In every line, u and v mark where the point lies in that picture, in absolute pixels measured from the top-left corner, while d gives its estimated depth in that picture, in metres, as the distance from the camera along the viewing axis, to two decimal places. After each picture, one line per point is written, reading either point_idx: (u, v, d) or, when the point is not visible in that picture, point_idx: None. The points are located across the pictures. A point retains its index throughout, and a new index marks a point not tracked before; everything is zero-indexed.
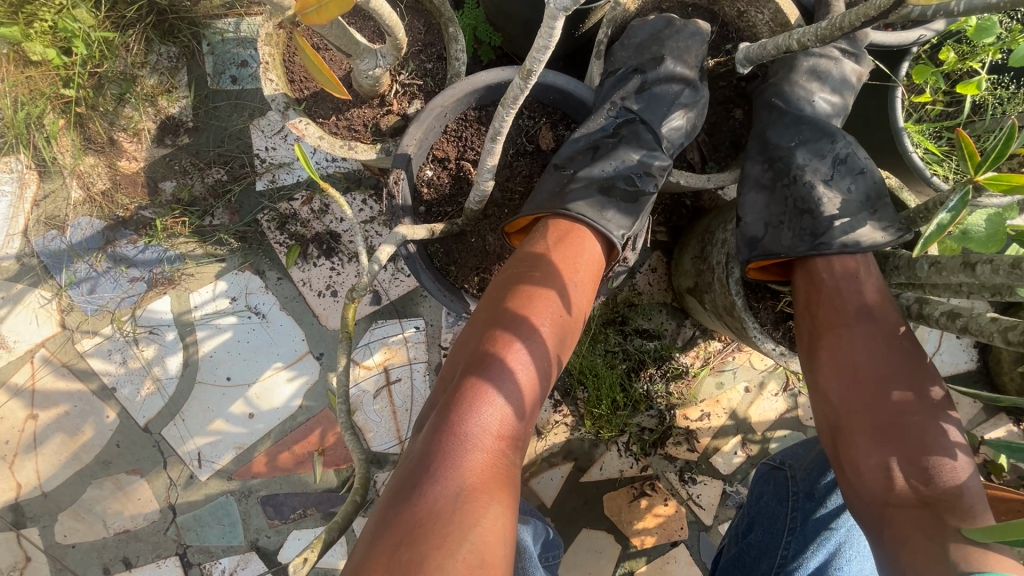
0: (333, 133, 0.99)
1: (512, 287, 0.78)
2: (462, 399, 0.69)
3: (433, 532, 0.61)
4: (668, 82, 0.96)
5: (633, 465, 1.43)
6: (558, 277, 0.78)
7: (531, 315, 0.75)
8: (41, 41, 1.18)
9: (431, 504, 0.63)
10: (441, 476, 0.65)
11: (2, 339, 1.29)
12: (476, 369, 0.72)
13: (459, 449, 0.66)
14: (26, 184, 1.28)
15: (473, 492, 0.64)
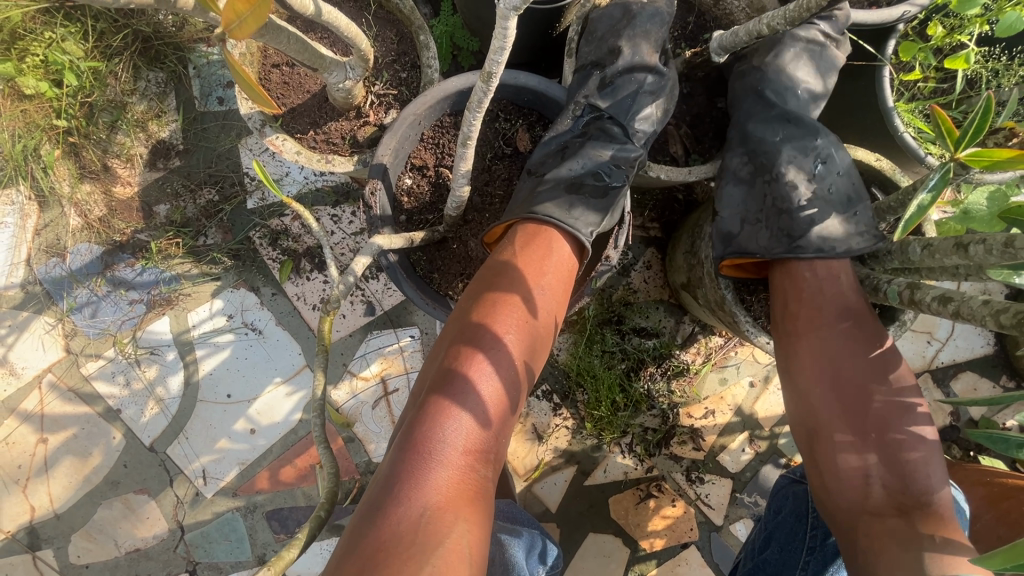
0: (311, 148, 1.00)
1: (478, 297, 0.78)
2: (426, 416, 0.69)
3: (396, 554, 0.60)
4: (631, 74, 0.95)
5: (637, 467, 1.41)
6: (523, 282, 0.77)
7: (495, 326, 0.74)
8: (33, 74, 1.21)
9: (394, 528, 0.62)
10: (406, 496, 0.64)
11: (11, 366, 1.33)
12: (441, 384, 0.71)
13: (424, 467, 0.66)
14: (27, 215, 1.32)
15: (438, 510, 0.63)
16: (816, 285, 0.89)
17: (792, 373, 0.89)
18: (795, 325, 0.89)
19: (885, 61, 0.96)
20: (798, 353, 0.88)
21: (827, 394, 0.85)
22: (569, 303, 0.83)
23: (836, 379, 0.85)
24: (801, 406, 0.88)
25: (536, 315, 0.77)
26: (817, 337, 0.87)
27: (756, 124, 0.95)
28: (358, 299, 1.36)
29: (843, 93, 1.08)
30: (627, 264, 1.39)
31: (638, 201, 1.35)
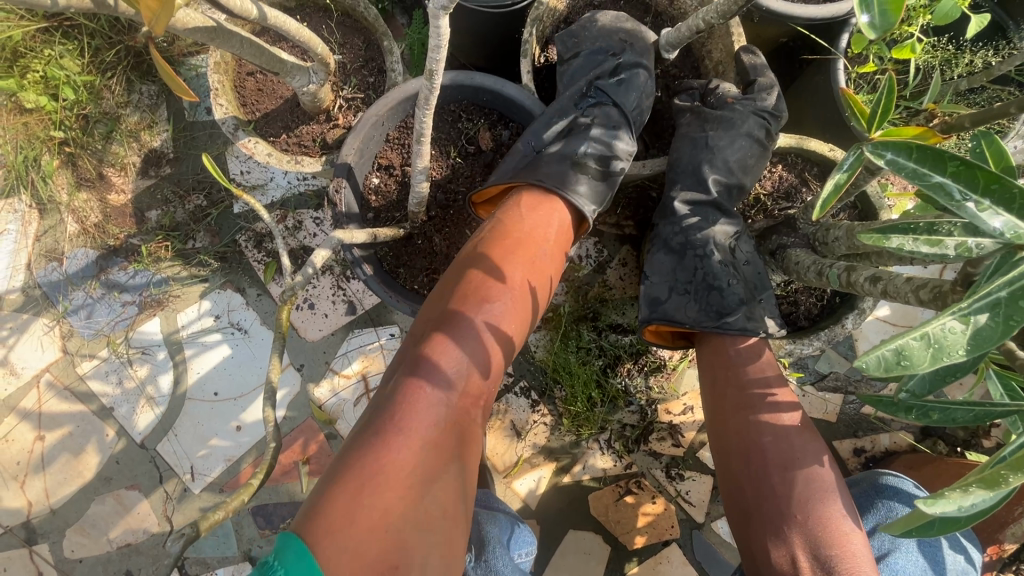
0: (283, 150, 1.05)
1: (485, 252, 0.83)
2: (425, 360, 0.73)
3: (399, 479, 0.65)
4: (636, 70, 1.00)
5: (616, 463, 1.41)
6: (530, 246, 0.84)
7: (494, 283, 0.80)
8: (34, 90, 1.30)
9: (394, 456, 0.66)
10: (406, 428, 0.68)
11: (11, 366, 1.39)
12: (441, 330, 0.76)
13: (427, 401, 0.71)
14: (28, 222, 1.39)
15: (435, 446, 0.69)
16: (751, 401, 0.85)
17: (721, 458, 0.86)
18: (719, 407, 0.87)
19: (839, 55, 0.98)
20: (736, 484, 0.83)
21: (713, 394, 0.89)
22: (560, 270, 0.90)
23: (770, 501, 0.80)
24: (732, 490, 0.84)
25: (537, 279, 0.84)
26: (747, 437, 0.83)
27: (682, 156, 0.97)
28: (340, 299, 1.39)
29: (804, 88, 1.11)
30: (602, 262, 1.41)
31: (612, 199, 1.37)
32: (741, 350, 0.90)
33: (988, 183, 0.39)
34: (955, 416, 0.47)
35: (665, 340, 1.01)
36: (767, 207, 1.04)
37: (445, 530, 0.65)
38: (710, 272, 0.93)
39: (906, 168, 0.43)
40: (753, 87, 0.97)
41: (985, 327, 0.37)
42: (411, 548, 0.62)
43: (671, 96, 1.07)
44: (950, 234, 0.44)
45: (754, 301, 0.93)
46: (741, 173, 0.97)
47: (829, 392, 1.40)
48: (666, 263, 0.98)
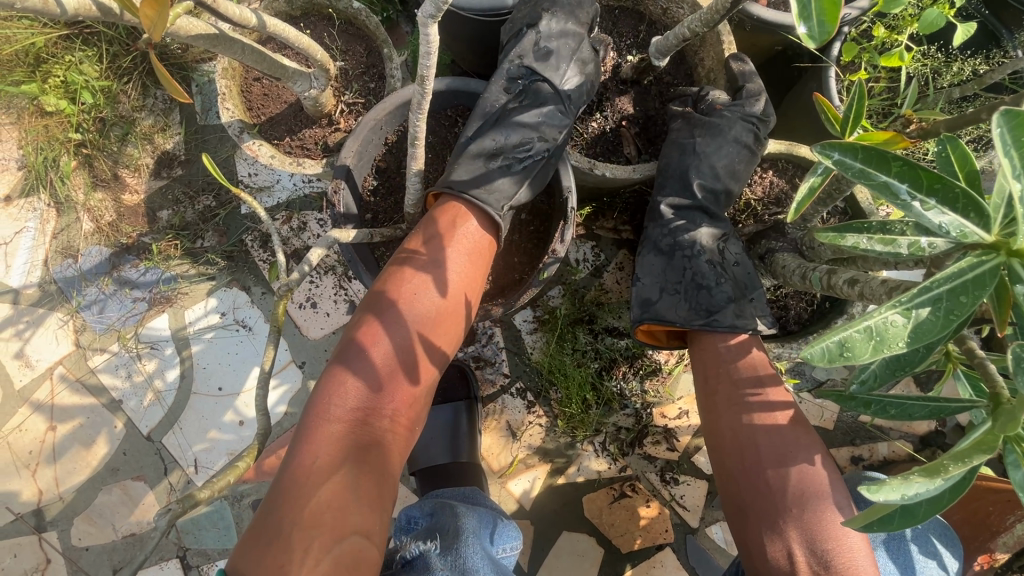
0: (287, 153, 1.08)
1: (388, 269, 0.88)
2: (332, 376, 0.80)
3: (292, 489, 0.72)
4: (566, 39, 1.00)
5: (611, 466, 1.42)
6: (429, 255, 0.86)
7: (393, 300, 0.83)
8: (55, 93, 1.36)
9: (295, 467, 0.74)
10: (307, 441, 0.76)
11: (26, 358, 1.44)
12: (346, 349, 0.82)
13: (323, 416, 0.77)
14: (46, 220, 1.45)
15: (331, 454, 0.74)
16: (743, 396, 0.84)
17: (715, 454, 0.85)
18: (711, 404, 0.87)
19: (830, 62, 1.00)
20: (730, 480, 0.82)
21: (705, 391, 0.89)
22: (478, 272, 0.90)
23: (764, 497, 0.79)
24: (727, 486, 0.83)
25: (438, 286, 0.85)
26: (739, 433, 0.82)
27: (671, 161, 0.99)
28: (341, 299, 1.43)
29: (797, 96, 1.12)
30: (599, 266, 1.43)
31: (609, 204, 1.39)
32: (732, 346, 0.90)
33: (932, 183, 0.40)
34: (912, 412, 0.48)
35: (659, 340, 1.00)
36: (757, 212, 1.05)
37: (333, 531, 0.69)
38: (698, 272, 0.94)
39: (853, 168, 0.43)
40: (741, 94, 0.98)
41: (927, 320, 0.39)
42: (297, 551, 0.67)
43: (665, 102, 1.09)
44: (903, 234, 0.45)
45: (744, 300, 0.93)
46: (731, 178, 0.98)
47: (827, 399, 1.39)
48: (656, 264, 0.98)
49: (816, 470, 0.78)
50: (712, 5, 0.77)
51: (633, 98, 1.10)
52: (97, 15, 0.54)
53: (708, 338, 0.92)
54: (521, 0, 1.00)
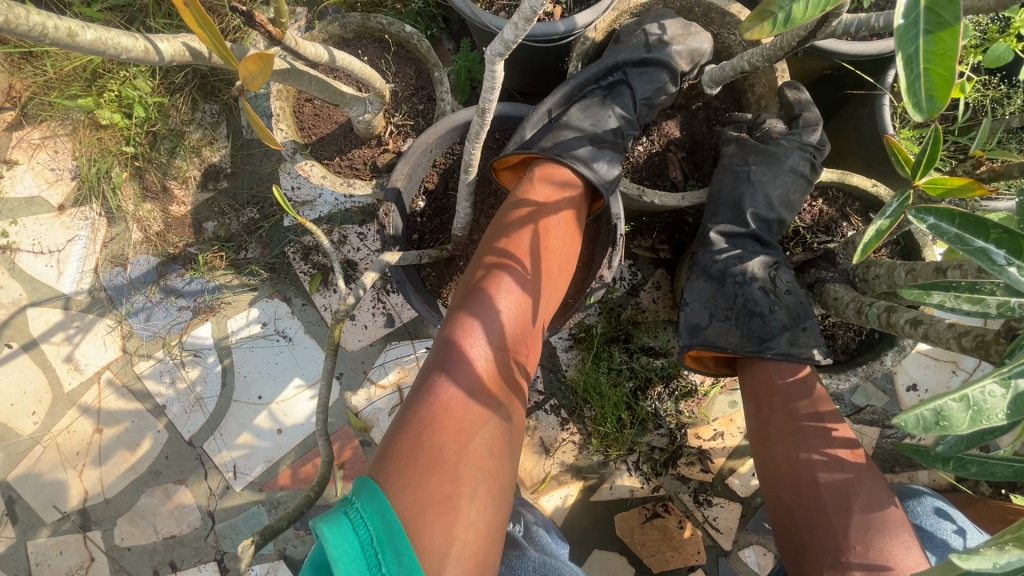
0: (336, 172, 1.11)
1: (505, 222, 0.91)
2: (464, 332, 0.82)
3: (449, 424, 0.74)
4: (627, 46, 1.01)
5: (644, 485, 1.42)
6: (550, 211, 0.91)
7: (517, 253, 0.87)
8: (110, 108, 1.40)
9: (444, 405, 0.76)
10: (453, 379, 0.78)
11: (76, 362, 1.49)
12: (468, 305, 0.85)
13: (464, 359, 0.80)
14: (97, 229, 1.50)
15: (480, 394, 0.78)
16: (801, 428, 0.84)
17: (771, 488, 0.85)
18: (766, 435, 0.87)
19: (885, 91, 0.99)
20: (788, 514, 0.82)
21: (759, 421, 0.89)
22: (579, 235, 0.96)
23: (826, 532, 0.78)
24: (784, 521, 0.83)
25: (555, 243, 0.91)
26: (796, 465, 0.82)
27: (724, 188, 0.98)
28: (380, 312, 1.45)
29: (847, 122, 1.11)
30: (636, 285, 1.43)
31: (647, 223, 1.38)
32: (789, 380, 0.89)
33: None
34: (993, 470, 0.48)
35: (707, 367, 1.00)
36: (805, 240, 1.04)
37: (493, 473, 0.73)
38: (751, 299, 0.93)
39: (948, 233, 0.44)
40: (797, 123, 0.98)
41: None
42: (465, 489, 0.70)
43: (713, 127, 1.09)
44: (992, 294, 0.45)
45: (797, 330, 0.92)
46: (784, 208, 0.98)
47: (867, 426, 1.37)
48: (705, 289, 0.97)
49: (878, 508, 0.77)
50: (775, 40, 0.77)
51: (681, 123, 1.10)
52: (190, 60, 0.57)
53: (762, 367, 0.91)
54: (572, 27, 1.00)
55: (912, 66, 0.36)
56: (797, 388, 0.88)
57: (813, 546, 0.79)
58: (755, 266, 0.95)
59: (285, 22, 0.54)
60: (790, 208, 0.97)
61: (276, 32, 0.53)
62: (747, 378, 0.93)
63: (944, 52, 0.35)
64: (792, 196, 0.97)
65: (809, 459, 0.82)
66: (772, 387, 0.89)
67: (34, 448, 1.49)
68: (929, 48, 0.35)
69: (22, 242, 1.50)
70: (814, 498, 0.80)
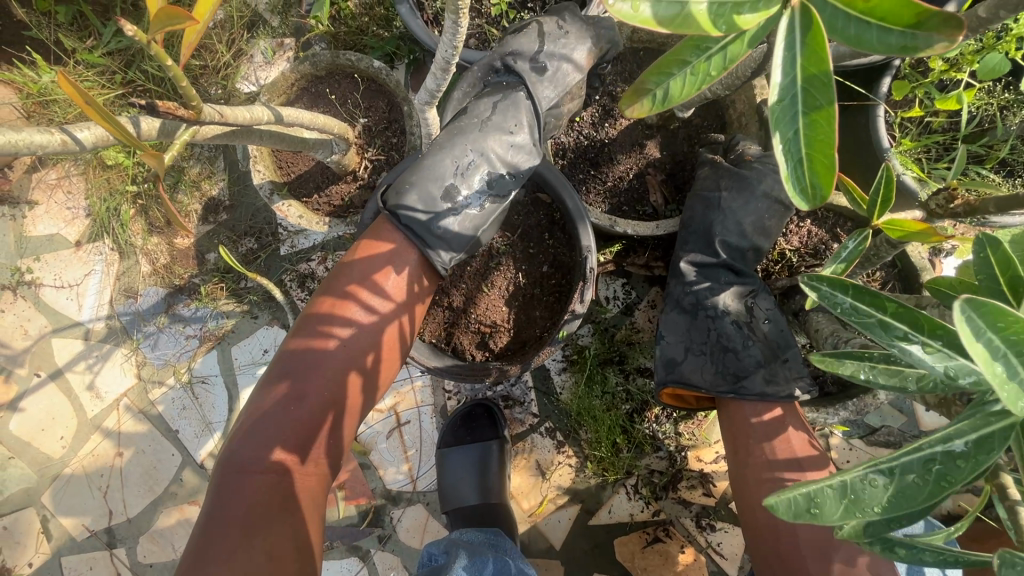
0: (314, 210, 1.12)
1: (329, 301, 0.87)
2: (268, 420, 0.81)
3: (239, 526, 0.75)
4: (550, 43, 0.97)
5: (643, 509, 1.38)
6: (376, 298, 0.88)
7: (333, 340, 0.84)
8: (114, 148, 1.47)
9: (238, 506, 0.76)
10: (252, 475, 0.78)
11: (97, 389, 1.58)
12: (287, 383, 0.82)
13: (268, 452, 0.79)
14: (111, 263, 1.57)
15: (278, 492, 0.79)
16: (777, 476, 0.80)
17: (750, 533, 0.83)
18: (742, 479, 0.84)
19: (879, 101, 0.92)
20: (765, 564, 0.80)
21: (737, 466, 0.85)
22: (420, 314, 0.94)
23: None
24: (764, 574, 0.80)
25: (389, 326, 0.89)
26: (773, 515, 0.79)
27: (696, 215, 0.93)
28: None
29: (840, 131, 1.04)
30: (630, 304, 1.39)
31: (639, 241, 1.33)
32: (765, 420, 0.84)
33: (934, 327, 0.42)
34: (923, 560, 0.45)
35: (686, 402, 0.96)
36: (793, 262, 0.98)
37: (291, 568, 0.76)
38: (724, 334, 0.89)
39: (844, 305, 0.46)
40: (776, 142, 0.93)
41: (911, 482, 0.42)
42: None
43: (694, 146, 1.05)
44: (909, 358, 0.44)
45: (776, 365, 0.88)
46: (761, 235, 0.93)
47: (881, 448, 1.28)
48: (679, 322, 0.93)
49: (861, 562, 0.74)
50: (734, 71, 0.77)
51: (661, 142, 1.05)
52: (114, 142, 0.58)
53: (739, 405, 0.87)
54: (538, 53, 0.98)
55: (791, 151, 0.33)
56: (775, 431, 0.83)
57: None
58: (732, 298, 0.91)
59: (197, 103, 0.54)
60: (771, 235, 0.93)
61: (187, 116, 0.54)
62: (723, 414, 0.89)
63: (823, 139, 0.32)
64: (772, 225, 0.92)
65: None
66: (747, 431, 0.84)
67: (64, 470, 1.59)
68: (806, 132, 0.32)
69: (45, 278, 1.60)
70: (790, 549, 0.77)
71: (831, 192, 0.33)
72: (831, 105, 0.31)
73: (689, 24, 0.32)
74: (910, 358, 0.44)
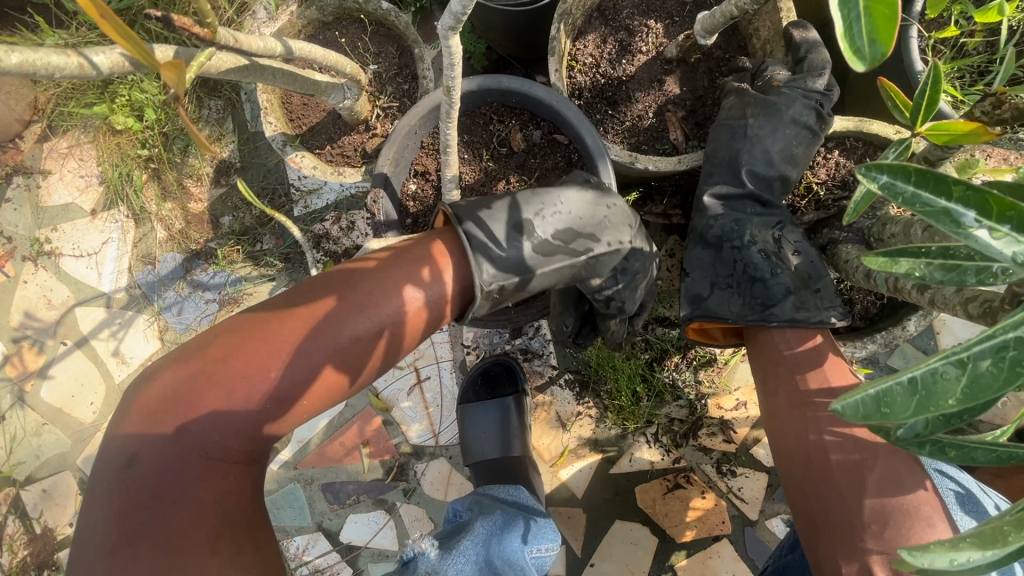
0: (328, 161, 1.11)
1: (337, 271, 0.77)
2: (214, 387, 0.67)
3: (151, 494, 0.65)
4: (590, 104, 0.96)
5: (664, 457, 1.40)
6: (373, 282, 0.75)
7: (309, 312, 0.72)
8: (123, 112, 1.46)
9: (158, 461, 0.66)
10: (181, 443, 0.67)
11: (122, 355, 1.61)
12: (245, 345, 0.69)
13: (201, 424, 0.67)
14: (127, 230, 1.58)
15: (201, 466, 0.67)
16: (810, 401, 0.82)
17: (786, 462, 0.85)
18: (776, 409, 0.86)
19: (912, 20, 0.88)
20: (799, 489, 0.81)
21: (771, 397, 0.87)
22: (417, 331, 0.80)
23: (838, 510, 0.77)
24: (799, 501, 0.82)
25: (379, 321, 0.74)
26: (807, 442, 0.81)
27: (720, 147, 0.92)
28: None
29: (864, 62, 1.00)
30: None
31: (657, 188, 1.31)
32: (797, 351, 0.86)
33: (1003, 210, 0.41)
34: (974, 457, 0.48)
35: (715, 338, 0.96)
36: (819, 197, 0.97)
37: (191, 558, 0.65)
38: (751, 264, 0.89)
39: (906, 192, 0.45)
40: (802, 66, 0.90)
41: (987, 373, 0.38)
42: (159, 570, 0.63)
43: (715, 80, 1.02)
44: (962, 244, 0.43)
45: (808, 295, 0.88)
46: (787, 163, 0.91)
47: None
48: (704, 258, 0.93)
49: (897, 483, 0.75)
50: None
51: (681, 77, 1.02)
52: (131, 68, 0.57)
53: (769, 334, 0.88)
54: None
55: (850, 6, 0.32)
56: (807, 361, 0.85)
57: (818, 525, 0.78)
58: (758, 231, 0.90)
59: (211, 20, 0.52)
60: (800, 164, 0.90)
61: (202, 37, 0.53)
62: (755, 348, 0.91)
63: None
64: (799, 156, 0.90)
65: (816, 435, 0.80)
66: (778, 360, 0.86)
67: (96, 434, 1.64)
68: None
69: (64, 247, 1.62)
70: (823, 475, 0.79)
71: (890, 45, 0.32)
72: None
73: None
74: (978, 245, 0.42)
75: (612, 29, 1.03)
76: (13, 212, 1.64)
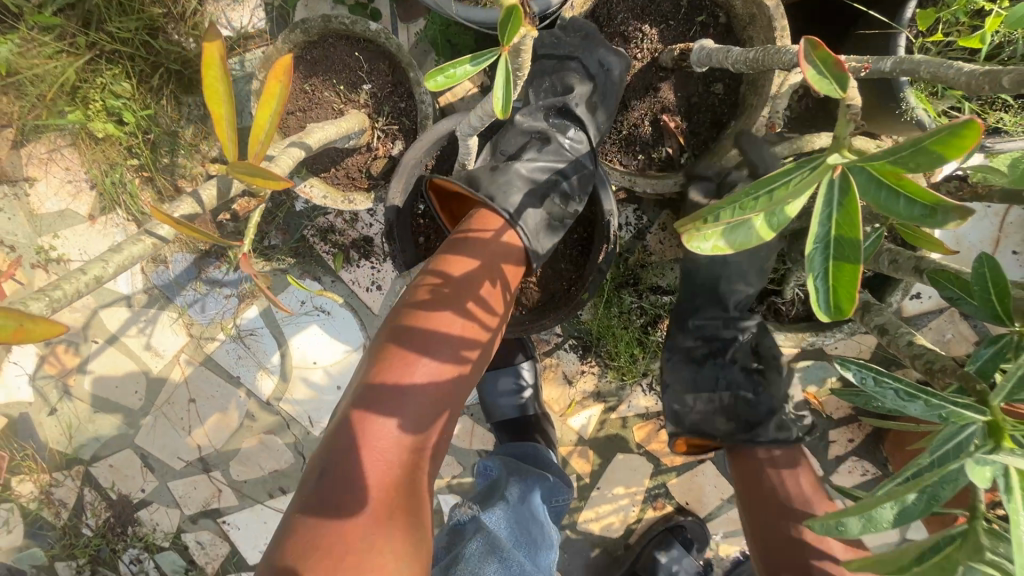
0: (336, 185, 1.14)
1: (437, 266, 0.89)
2: (384, 394, 0.79)
3: (348, 503, 0.74)
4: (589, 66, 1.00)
5: (657, 401, 1.61)
6: (472, 273, 0.88)
7: (438, 311, 0.84)
8: (99, 118, 1.41)
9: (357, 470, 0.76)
10: (365, 446, 0.77)
11: (155, 348, 1.72)
12: (397, 346, 0.82)
13: (379, 428, 0.78)
14: (130, 233, 1.60)
15: (389, 463, 0.78)
16: (791, 514, 1.06)
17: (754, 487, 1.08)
18: (751, 484, 1.12)
19: (902, 32, 0.89)
20: (756, 510, 1.10)
21: (751, 483, 1.12)
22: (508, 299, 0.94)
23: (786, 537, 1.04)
24: (753, 517, 1.10)
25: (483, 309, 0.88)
26: (768, 487, 1.10)
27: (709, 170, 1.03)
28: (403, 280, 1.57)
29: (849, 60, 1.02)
30: (643, 227, 1.46)
31: None
32: (776, 460, 1.12)
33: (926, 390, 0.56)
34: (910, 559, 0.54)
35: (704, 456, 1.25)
36: None
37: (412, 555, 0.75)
38: None
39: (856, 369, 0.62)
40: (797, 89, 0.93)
41: (911, 505, 0.49)
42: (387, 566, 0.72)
43: (709, 86, 1.04)
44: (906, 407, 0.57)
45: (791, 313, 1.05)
46: None
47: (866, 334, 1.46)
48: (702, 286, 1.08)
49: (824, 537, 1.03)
50: (756, 49, 0.71)
51: (675, 84, 1.04)
52: None
53: (753, 450, 1.13)
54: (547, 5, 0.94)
55: (814, 264, 0.42)
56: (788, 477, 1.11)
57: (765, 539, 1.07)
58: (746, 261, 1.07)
59: None
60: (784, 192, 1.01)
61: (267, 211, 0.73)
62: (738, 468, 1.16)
63: (846, 263, 0.41)
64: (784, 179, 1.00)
65: (782, 503, 1.08)
66: (775, 494, 1.08)
67: (147, 417, 1.80)
68: (833, 254, 0.41)
69: (71, 254, 1.64)
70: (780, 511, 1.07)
71: (852, 314, 0.42)
72: (859, 258, 0.40)
73: (752, 237, 0.43)
74: (915, 411, 0.56)
75: (607, 38, 1.03)
76: (7, 221, 1.63)
